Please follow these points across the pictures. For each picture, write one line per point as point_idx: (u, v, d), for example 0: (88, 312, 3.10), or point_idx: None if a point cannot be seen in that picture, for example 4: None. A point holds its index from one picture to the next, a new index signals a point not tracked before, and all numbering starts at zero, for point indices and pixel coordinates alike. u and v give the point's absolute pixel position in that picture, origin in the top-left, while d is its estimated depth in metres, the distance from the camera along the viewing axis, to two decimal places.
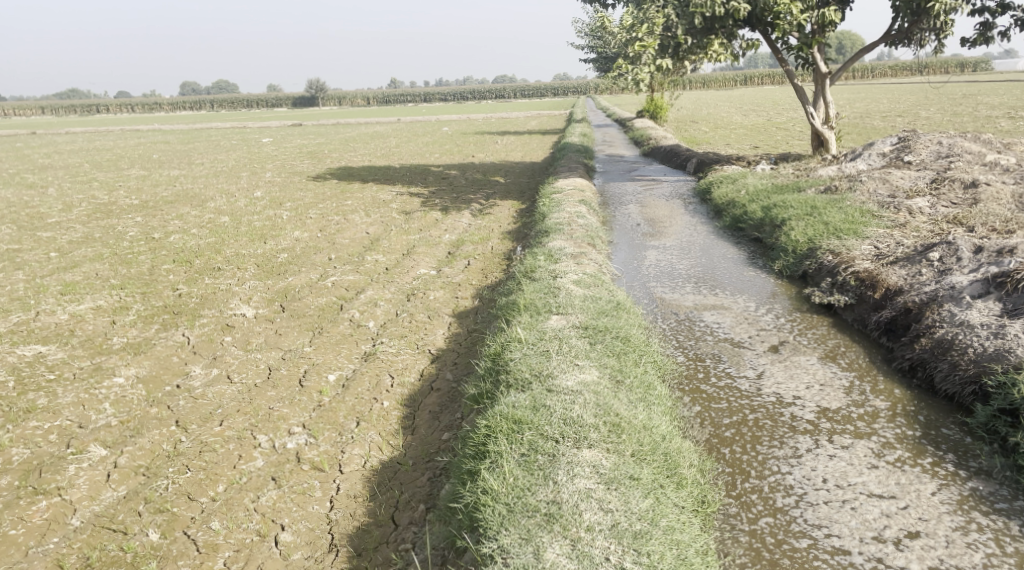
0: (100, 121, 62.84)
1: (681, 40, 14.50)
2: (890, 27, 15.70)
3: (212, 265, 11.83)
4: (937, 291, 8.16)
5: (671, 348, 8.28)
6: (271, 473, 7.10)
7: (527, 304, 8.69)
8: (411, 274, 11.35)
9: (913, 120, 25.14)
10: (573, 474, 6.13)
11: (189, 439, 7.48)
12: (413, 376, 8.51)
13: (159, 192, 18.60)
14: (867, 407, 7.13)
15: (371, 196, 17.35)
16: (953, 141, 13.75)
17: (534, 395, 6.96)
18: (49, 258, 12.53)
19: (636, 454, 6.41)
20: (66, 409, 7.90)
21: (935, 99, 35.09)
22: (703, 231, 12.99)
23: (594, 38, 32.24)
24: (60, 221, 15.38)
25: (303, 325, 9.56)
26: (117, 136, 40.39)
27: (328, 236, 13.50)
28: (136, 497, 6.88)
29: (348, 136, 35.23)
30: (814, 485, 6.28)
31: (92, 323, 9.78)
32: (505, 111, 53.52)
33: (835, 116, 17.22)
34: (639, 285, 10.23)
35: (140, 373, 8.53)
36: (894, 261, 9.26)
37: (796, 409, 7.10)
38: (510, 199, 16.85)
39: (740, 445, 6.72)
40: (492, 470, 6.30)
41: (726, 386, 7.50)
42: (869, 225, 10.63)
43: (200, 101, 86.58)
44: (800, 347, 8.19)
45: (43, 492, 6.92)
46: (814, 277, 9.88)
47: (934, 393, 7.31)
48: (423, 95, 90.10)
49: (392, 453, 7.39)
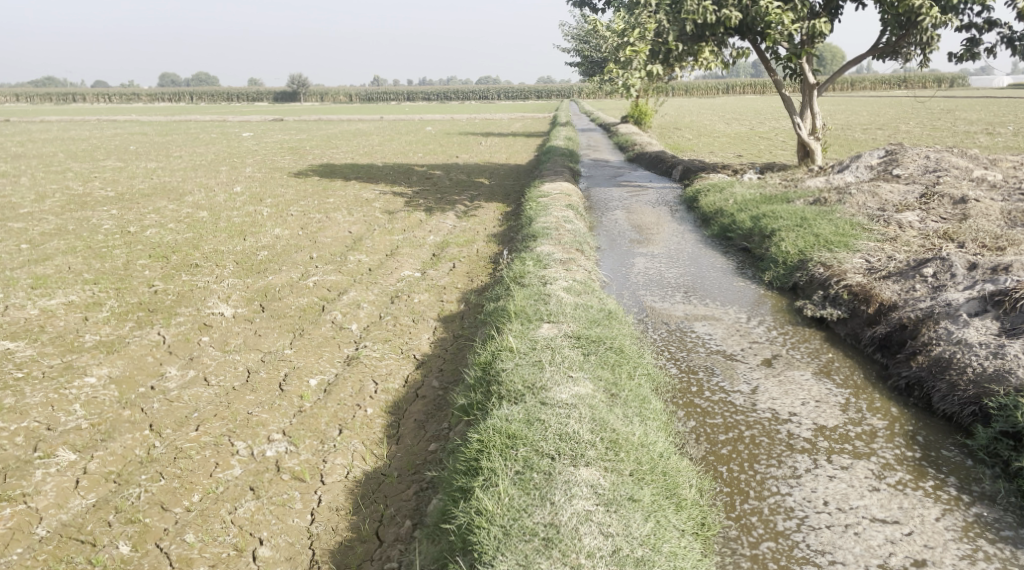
0: (78, 109, 61.83)
1: (672, 46, 14.40)
2: (878, 40, 15.67)
3: (189, 261, 11.50)
4: (933, 308, 8.06)
5: (663, 359, 8.10)
6: (249, 483, 6.82)
7: (517, 311, 8.46)
8: (395, 275, 11.13)
9: (894, 133, 25.32)
10: (571, 495, 5.91)
11: (163, 445, 7.18)
12: (398, 382, 8.27)
13: (135, 185, 18.18)
14: (865, 426, 7.00)
15: (354, 194, 17.06)
16: (940, 157, 13.74)
17: (527, 408, 6.76)
18: (20, 250, 12.12)
19: (635, 473, 6.22)
20: (34, 410, 7.57)
21: (914, 113, 35.44)
22: (690, 240, 12.85)
23: (581, 41, 32.19)
24: (33, 212, 14.94)
25: (283, 326, 9.29)
26: (91, 126, 39.64)
27: (309, 234, 13.21)
28: (106, 505, 6.58)
29: (330, 134, 34.83)
30: (816, 508, 6.13)
31: (63, 319, 9.43)
32: (489, 112, 53.47)
33: (822, 126, 17.14)
34: (628, 293, 10.06)
35: (113, 373, 8.22)
36: (887, 276, 9.15)
37: (792, 426, 6.95)
38: (495, 201, 16.62)
39: (737, 464, 6.56)
40: (486, 489, 6.08)
41: (720, 401, 7.33)
42: (859, 238, 10.52)
43: (179, 93, 85.73)
44: (794, 361, 8.04)
45: (7, 500, 6.59)
46: (805, 289, 9.74)
47: (932, 413, 7.20)
48: (405, 95, 89.54)
49: (376, 464, 7.14)
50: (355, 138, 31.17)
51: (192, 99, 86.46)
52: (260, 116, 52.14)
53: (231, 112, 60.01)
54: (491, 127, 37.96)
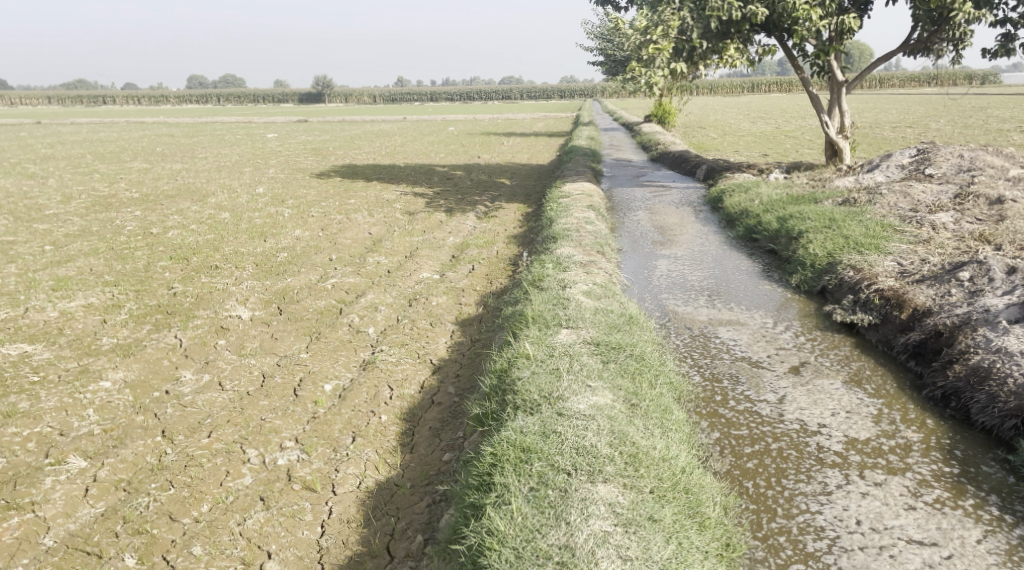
0: (107, 113, 62.67)
1: (696, 44, 14.07)
2: (909, 36, 15.21)
3: (209, 263, 11.41)
4: (970, 315, 7.73)
5: (686, 366, 7.83)
6: (259, 492, 6.67)
7: (535, 316, 8.22)
8: (413, 277, 10.94)
9: (924, 131, 24.73)
10: (587, 514, 5.68)
11: (175, 452, 7.04)
12: (413, 388, 8.09)
13: (160, 186, 18.24)
14: (898, 439, 6.69)
15: (375, 195, 16.93)
16: (976, 155, 13.25)
17: (543, 419, 6.52)
18: (44, 252, 12.12)
19: (656, 490, 5.97)
20: (48, 414, 7.48)
21: (945, 110, 34.66)
22: (714, 241, 12.54)
23: (605, 40, 31.93)
24: (59, 213, 14.99)
25: (300, 330, 9.13)
26: (118, 128, 39.96)
27: (329, 236, 13.08)
28: (114, 515, 6.45)
29: (353, 134, 34.82)
30: (847, 528, 5.86)
31: (82, 321, 9.35)
32: (511, 113, 53.33)
33: (850, 124, 16.67)
34: (650, 296, 9.79)
35: (127, 377, 8.10)
36: (920, 280, 8.80)
37: (822, 439, 6.66)
38: (516, 202, 16.42)
39: (764, 479, 6.29)
40: (499, 507, 5.85)
41: (746, 411, 7.05)
42: (891, 240, 10.17)
43: (206, 95, 86.54)
44: (823, 369, 7.73)
45: (15, 508, 6.49)
46: (834, 293, 9.41)
47: (970, 425, 6.89)
48: (429, 95, 89.54)
49: (389, 473, 6.96)
50: (378, 139, 31.09)
51: (219, 99, 87.16)
52: (285, 117, 52.37)
53: (257, 113, 60.42)
54: (514, 127, 37.77)
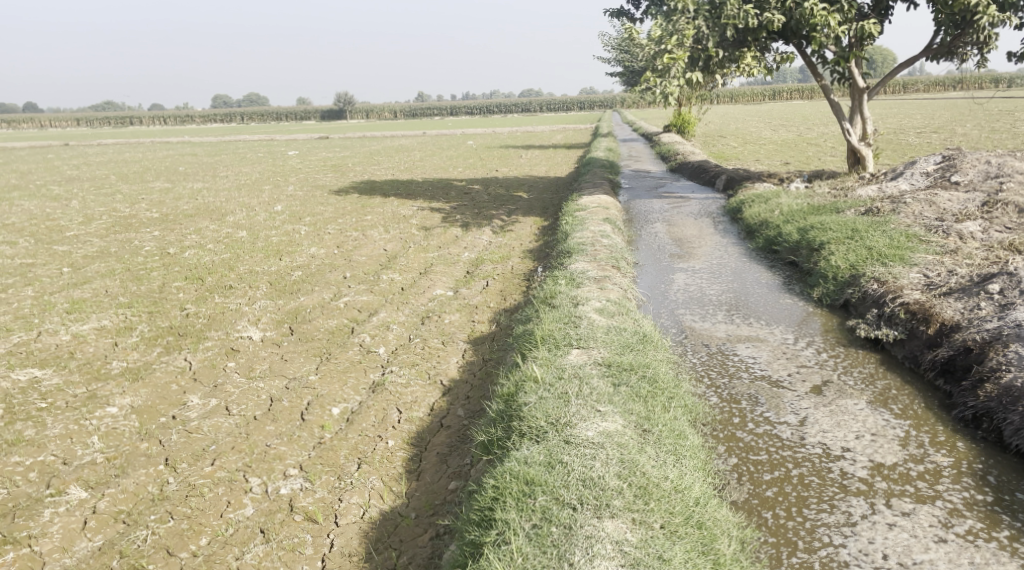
0: (134, 133, 63.57)
1: (711, 53, 13.66)
2: (931, 41, 14.85)
3: (224, 283, 11.28)
4: (1001, 329, 7.38)
5: (703, 387, 7.52)
6: (260, 524, 6.47)
7: (545, 336, 7.95)
8: (427, 295, 10.72)
9: (950, 136, 24.20)
10: (592, 555, 5.42)
11: (177, 481, 6.86)
12: (422, 411, 7.86)
13: (181, 205, 18.22)
14: (927, 464, 6.35)
15: (392, 211, 16.77)
16: (1003, 161, 12.80)
17: (549, 448, 6.26)
18: (62, 274, 12.07)
19: (667, 526, 5.70)
20: (52, 442, 7.33)
21: (971, 116, 33.96)
22: (734, 253, 12.23)
23: (622, 51, 31.75)
24: (78, 235, 14.98)
25: (310, 351, 8.93)
26: (142, 147, 40.39)
27: (345, 253, 12.92)
28: (111, 550, 6.28)
29: (374, 150, 34.84)
30: (873, 564, 5.56)
31: (94, 345, 9.23)
32: (531, 125, 53.19)
33: (873, 132, 16.25)
34: (666, 312, 9.50)
35: (135, 403, 7.94)
36: (948, 292, 8.44)
37: (846, 464, 6.35)
38: (533, 216, 16.20)
39: (784, 509, 5.99)
40: (499, 546, 5.59)
41: (765, 434, 6.74)
42: (915, 251, 9.80)
43: (230, 115, 87.69)
44: (846, 388, 7.39)
45: (12, 542, 6.33)
46: (857, 307, 9.07)
47: (1003, 448, 6.54)
48: (450, 108, 89.67)
49: (394, 503, 6.74)
50: (398, 154, 31.10)
51: (242, 117, 88.16)
52: (305, 134, 52.62)
53: (279, 131, 60.84)
54: (534, 139, 37.60)
